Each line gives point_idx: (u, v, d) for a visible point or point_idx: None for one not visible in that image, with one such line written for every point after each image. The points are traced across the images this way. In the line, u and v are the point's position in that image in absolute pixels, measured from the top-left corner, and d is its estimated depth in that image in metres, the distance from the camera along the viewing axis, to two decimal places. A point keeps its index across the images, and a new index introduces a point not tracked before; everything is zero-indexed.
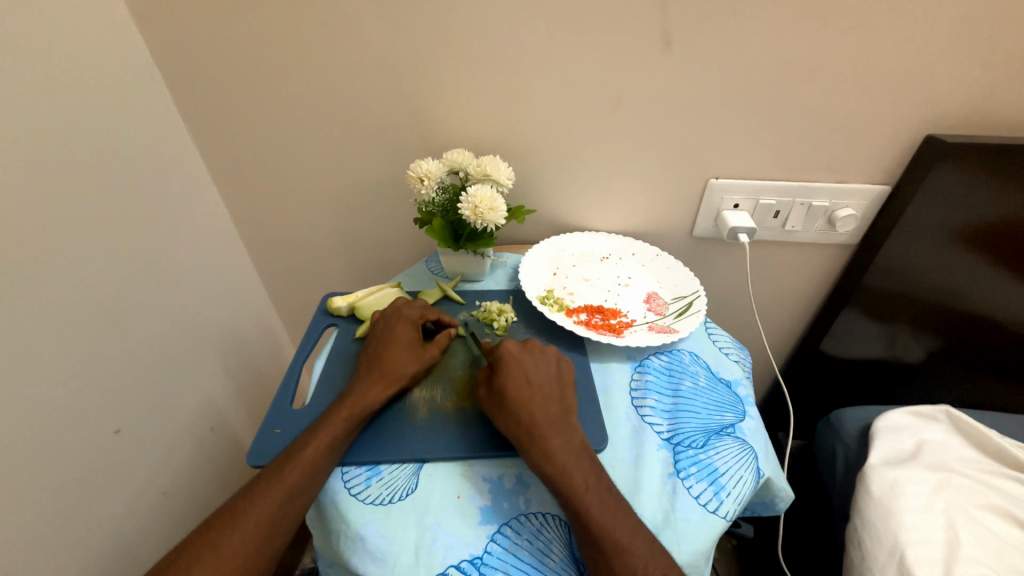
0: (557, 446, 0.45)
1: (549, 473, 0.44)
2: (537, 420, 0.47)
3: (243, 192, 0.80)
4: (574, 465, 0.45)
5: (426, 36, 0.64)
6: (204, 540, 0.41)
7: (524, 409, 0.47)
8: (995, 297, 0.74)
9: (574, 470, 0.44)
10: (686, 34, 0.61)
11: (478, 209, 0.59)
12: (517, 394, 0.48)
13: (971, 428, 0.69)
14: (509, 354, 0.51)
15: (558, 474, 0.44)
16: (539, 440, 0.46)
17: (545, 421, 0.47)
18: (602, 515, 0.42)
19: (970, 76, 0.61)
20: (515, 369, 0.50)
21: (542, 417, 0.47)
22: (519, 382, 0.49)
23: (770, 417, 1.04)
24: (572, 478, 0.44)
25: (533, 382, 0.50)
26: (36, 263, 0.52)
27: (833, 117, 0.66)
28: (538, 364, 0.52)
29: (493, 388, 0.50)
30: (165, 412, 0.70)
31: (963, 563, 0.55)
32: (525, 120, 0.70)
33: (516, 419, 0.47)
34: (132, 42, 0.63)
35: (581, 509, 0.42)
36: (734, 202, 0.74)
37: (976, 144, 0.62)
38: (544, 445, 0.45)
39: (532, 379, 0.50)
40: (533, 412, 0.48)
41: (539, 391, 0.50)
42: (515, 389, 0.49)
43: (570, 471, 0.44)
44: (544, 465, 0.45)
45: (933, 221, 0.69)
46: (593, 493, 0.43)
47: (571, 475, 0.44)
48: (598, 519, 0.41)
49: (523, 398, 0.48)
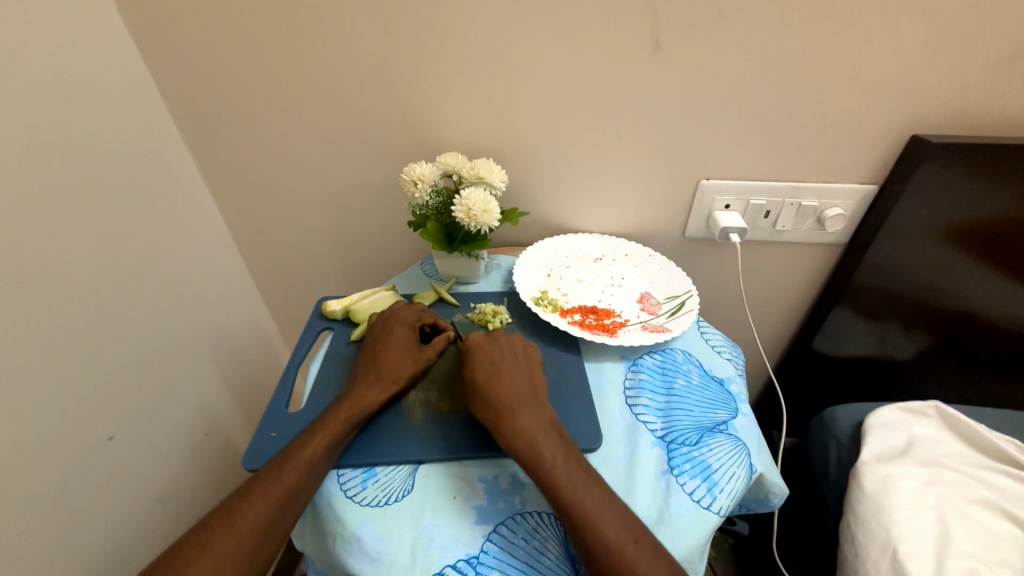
0: (525, 423, 0.46)
1: (518, 447, 0.45)
2: (506, 399, 0.48)
3: (237, 196, 0.80)
4: (543, 440, 0.46)
5: (419, 41, 0.64)
6: (201, 539, 0.41)
7: (492, 389, 0.49)
8: (982, 294, 0.75)
9: (543, 444, 0.45)
10: (675, 38, 0.62)
11: (472, 211, 0.60)
12: (486, 376, 0.50)
13: (959, 423, 0.70)
14: (474, 344, 0.54)
15: (526, 448, 0.45)
16: (507, 417, 0.47)
17: (514, 401, 0.48)
18: (571, 485, 0.42)
19: (953, 77, 0.62)
20: (483, 356, 0.52)
21: (511, 398, 0.48)
22: (486, 369, 0.51)
23: (764, 416, 1.05)
24: (540, 451, 0.45)
25: (502, 367, 0.51)
26: (29, 269, 0.52)
27: (821, 118, 0.67)
28: (506, 350, 0.54)
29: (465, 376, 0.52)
30: (159, 418, 0.70)
31: (953, 557, 0.55)
32: (518, 122, 0.70)
33: (485, 401, 0.49)
34: (125, 48, 0.64)
35: (550, 479, 0.43)
36: (725, 202, 0.75)
37: (959, 143, 0.63)
38: (513, 422, 0.46)
39: (502, 363, 0.52)
40: (503, 393, 0.49)
41: (508, 373, 0.51)
42: (482, 373, 0.50)
43: (537, 444, 0.45)
44: (512, 440, 0.46)
45: (919, 219, 0.70)
46: (563, 465, 0.44)
47: (539, 449, 0.45)
48: (567, 489, 0.42)
49: (490, 381, 0.50)
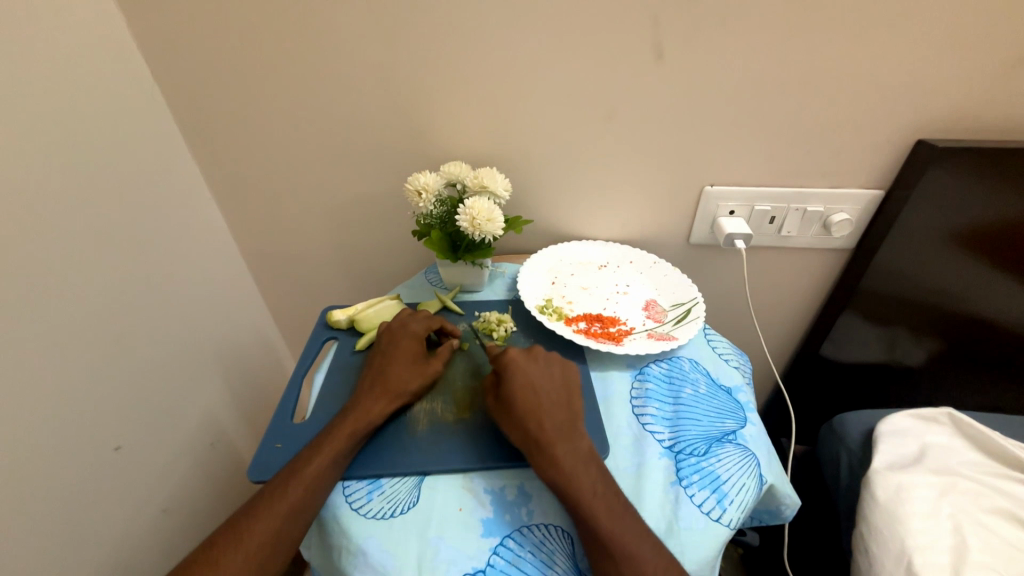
0: (564, 453, 0.45)
1: (556, 479, 0.44)
2: (543, 427, 0.47)
3: (242, 207, 0.80)
4: (581, 471, 0.45)
5: (421, 52, 0.65)
6: (207, 556, 0.41)
7: (529, 415, 0.48)
8: (992, 298, 0.74)
9: (582, 476, 0.44)
10: (676, 45, 0.62)
11: (476, 221, 0.60)
12: (523, 401, 0.49)
13: (972, 430, 0.69)
14: (515, 363, 0.52)
15: (566, 481, 0.44)
16: (545, 447, 0.46)
17: (552, 429, 0.47)
18: (610, 521, 0.42)
19: (957, 80, 0.62)
20: (520, 378, 0.50)
21: (549, 425, 0.47)
22: (524, 391, 0.49)
23: (772, 423, 1.03)
24: (579, 484, 0.44)
25: (540, 390, 0.50)
26: (35, 281, 0.52)
27: (825, 123, 0.67)
28: (544, 373, 0.52)
29: (500, 397, 0.50)
30: (165, 428, 0.70)
31: (970, 568, 0.54)
32: (521, 131, 0.70)
33: (524, 426, 0.47)
34: (131, 63, 0.64)
35: (587, 513, 0.42)
36: (729, 208, 0.75)
37: (966, 147, 0.62)
38: (552, 451, 0.45)
39: (539, 387, 0.50)
40: (542, 419, 0.48)
41: (545, 397, 0.50)
42: (520, 396, 0.49)
43: (576, 476, 0.44)
44: (550, 471, 0.44)
45: (927, 223, 0.69)
46: (602, 499, 0.43)
47: (578, 481, 0.44)
48: (606, 525, 0.41)
49: (528, 405, 0.48)
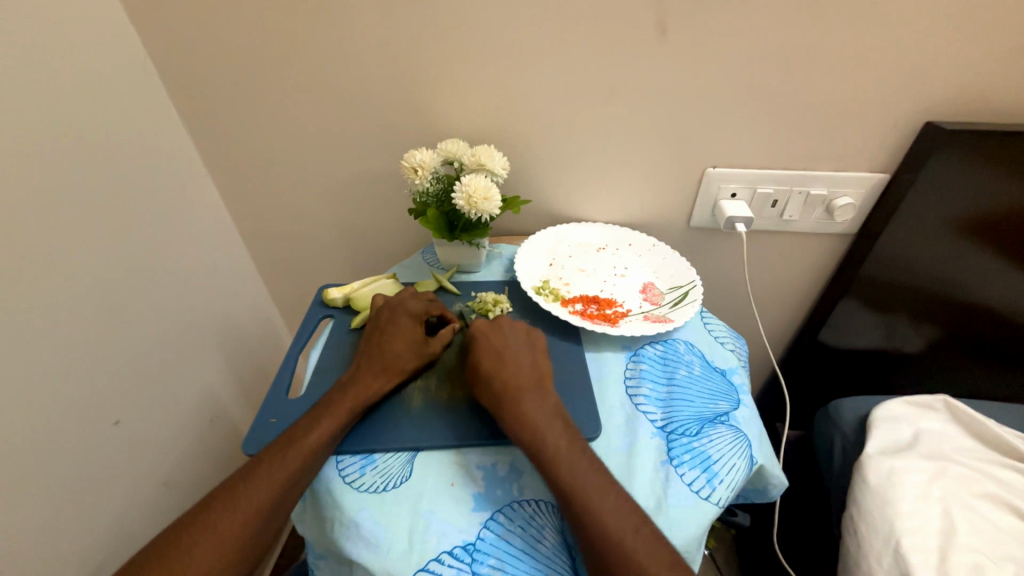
0: (528, 409, 0.47)
1: (521, 435, 0.45)
2: (511, 388, 0.48)
3: (239, 184, 0.79)
4: (547, 428, 0.45)
5: (421, 26, 0.63)
6: (204, 520, 0.42)
7: (498, 377, 0.49)
8: (994, 286, 0.73)
9: (547, 433, 0.45)
10: (682, 23, 0.60)
11: (472, 199, 0.59)
12: (491, 364, 0.50)
13: (967, 417, 0.69)
14: (480, 332, 0.54)
15: (530, 436, 0.45)
16: (508, 406, 0.47)
17: (517, 388, 0.48)
18: (572, 474, 0.42)
19: (969, 62, 0.60)
20: (488, 345, 0.52)
21: (514, 384, 0.49)
22: (491, 356, 0.51)
23: (767, 409, 1.04)
24: (543, 439, 0.44)
25: (505, 355, 0.51)
26: (32, 257, 0.52)
27: (831, 105, 0.65)
28: (509, 337, 0.54)
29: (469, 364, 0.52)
30: (164, 404, 0.71)
31: (958, 551, 0.55)
32: (521, 109, 0.69)
33: (489, 387, 0.49)
34: (126, 33, 0.63)
35: (551, 467, 0.43)
36: (731, 191, 0.74)
37: (975, 131, 0.61)
38: (515, 408, 0.47)
39: (508, 353, 0.52)
40: (506, 380, 0.49)
41: (514, 361, 0.51)
42: (488, 362, 0.51)
43: (541, 432, 0.45)
44: (516, 427, 0.46)
45: (931, 209, 0.68)
46: (566, 454, 0.43)
47: (541, 435, 0.45)
48: (568, 478, 0.42)
49: (495, 368, 0.50)
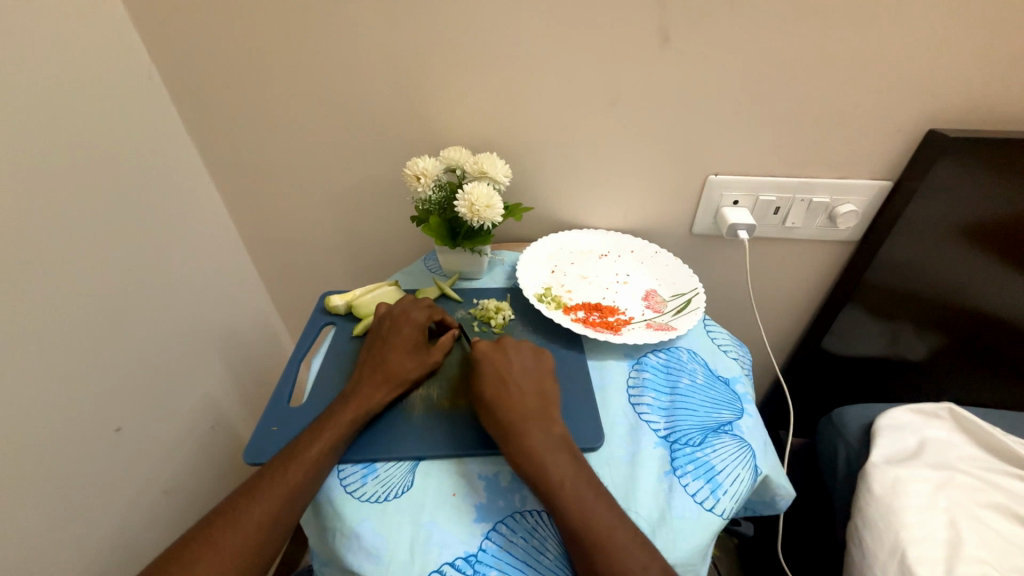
0: (534, 442, 0.46)
1: (526, 471, 0.44)
2: (515, 417, 0.47)
3: (242, 191, 0.80)
4: (552, 461, 0.45)
5: (423, 34, 0.64)
6: (206, 536, 0.41)
7: (500, 407, 0.48)
8: (998, 293, 0.73)
9: (553, 467, 0.44)
10: (683, 31, 0.61)
11: (474, 207, 0.59)
12: (493, 393, 0.49)
13: (972, 425, 0.68)
14: (482, 354, 0.53)
15: (537, 472, 0.44)
16: (514, 438, 0.46)
17: (522, 419, 0.47)
18: (581, 511, 0.42)
19: (971, 70, 0.60)
20: (491, 370, 0.51)
21: (520, 415, 0.48)
22: (495, 384, 0.50)
23: (771, 416, 1.03)
24: (549, 474, 0.44)
25: (510, 382, 0.50)
26: (34, 264, 0.52)
27: (833, 113, 0.65)
28: (513, 361, 0.53)
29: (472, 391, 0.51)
30: (166, 411, 0.71)
31: (964, 562, 0.54)
32: (523, 117, 0.70)
33: (494, 418, 0.48)
34: (130, 41, 0.64)
35: (559, 504, 0.42)
36: (733, 198, 0.74)
37: (978, 138, 0.61)
38: (521, 442, 0.46)
39: (511, 378, 0.51)
40: (512, 411, 0.48)
41: (516, 386, 0.50)
42: (491, 389, 0.50)
43: (547, 467, 0.44)
44: (521, 462, 0.45)
45: (934, 216, 0.68)
46: (574, 490, 0.43)
47: (549, 471, 0.44)
48: (576, 515, 0.41)
49: (498, 397, 0.49)
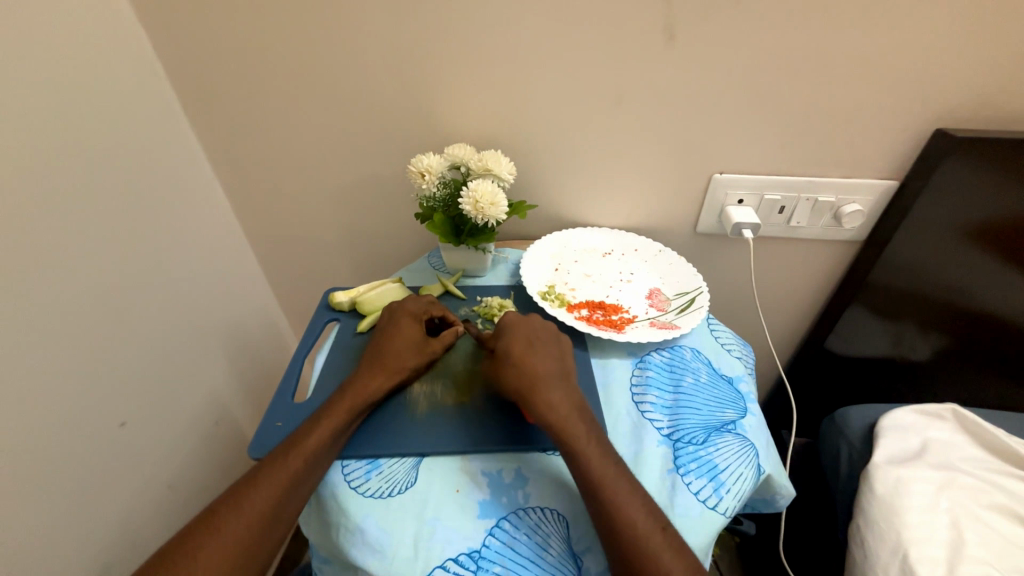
0: (558, 400, 0.47)
1: (550, 424, 0.45)
2: (540, 376, 0.48)
3: (246, 187, 0.80)
4: (574, 419, 0.46)
5: (428, 30, 0.63)
6: (207, 524, 0.41)
7: (526, 364, 0.49)
8: (1003, 294, 0.73)
9: (575, 424, 0.46)
10: (689, 29, 0.60)
11: (478, 204, 0.59)
12: (520, 351, 0.50)
13: (976, 426, 0.68)
14: (509, 319, 0.54)
15: (562, 425, 0.45)
16: (541, 394, 0.47)
17: (548, 378, 0.48)
18: (600, 468, 0.43)
19: (978, 70, 0.60)
20: (517, 331, 0.52)
21: (546, 374, 0.49)
22: (520, 344, 0.51)
23: (773, 415, 1.03)
24: (571, 430, 0.45)
25: (534, 344, 0.52)
26: (39, 260, 0.52)
27: (839, 112, 0.65)
28: (537, 327, 0.54)
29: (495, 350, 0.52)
30: (169, 406, 0.71)
31: (966, 563, 0.54)
32: (527, 114, 0.69)
33: (520, 375, 0.49)
34: (134, 36, 0.64)
35: (580, 458, 0.43)
36: (738, 197, 0.74)
37: (985, 138, 0.61)
38: (547, 398, 0.47)
39: (535, 341, 0.52)
40: (539, 369, 0.49)
41: (541, 348, 0.51)
42: (518, 346, 0.51)
43: (569, 423, 0.45)
44: (545, 415, 0.46)
45: (939, 217, 0.68)
46: (594, 446, 0.44)
47: (571, 428, 0.45)
48: (596, 471, 0.43)
49: (524, 355, 0.50)
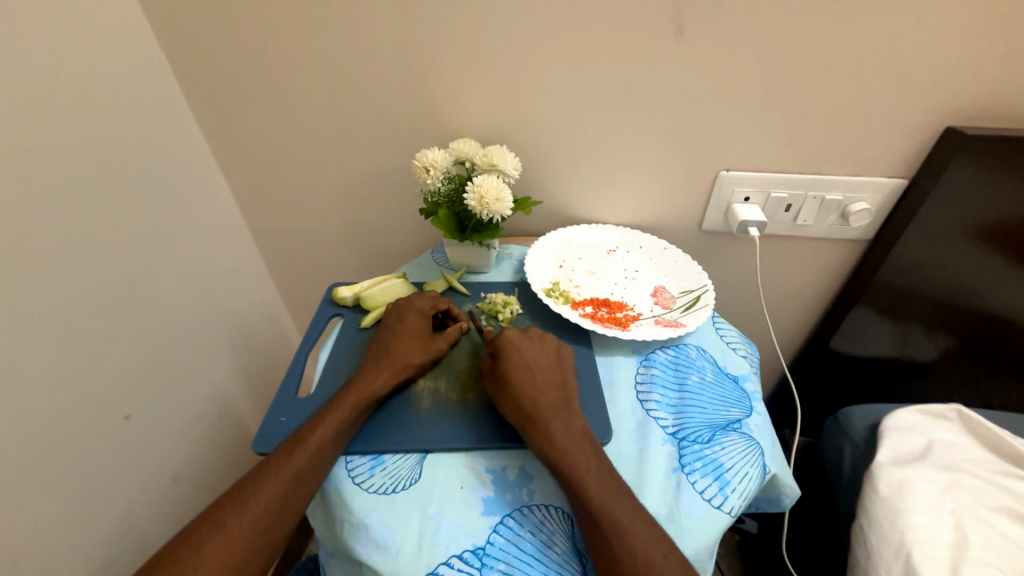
0: (558, 430, 0.46)
1: (550, 455, 0.45)
2: (541, 404, 0.48)
3: (250, 181, 0.79)
4: (575, 449, 0.45)
5: (434, 22, 0.63)
6: (213, 519, 0.41)
7: (525, 393, 0.48)
8: (1010, 296, 0.72)
9: (576, 455, 0.44)
10: (698, 26, 0.60)
11: (484, 200, 0.59)
12: (521, 379, 0.49)
13: (981, 427, 0.68)
14: (511, 344, 0.52)
15: (559, 457, 0.44)
16: (539, 425, 0.46)
17: (548, 407, 0.48)
18: (603, 496, 0.42)
19: (991, 68, 0.59)
20: (518, 358, 0.51)
21: (545, 402, 0.48)
22: (519, 369, 0.50)
23: (776, 414, 1.03)
24: (574, 459, 0.44)
25: (534, 369, 0.51)
26: (43, 253, 0.52)
27: (847, 110, 0.65)
28: (538, 352, 0.53)
29: (495, 374, 0.51)
30: (174, 400, 0.71)
31: (970, 564, 0.54)
32: (533, 110, 0.69)
33: (518, 404, 0.48)
34: (138, 25, 0.63)
35: (582, 487, 0.42)
36: (744, 194, 0.73)
37: (996, 137, 0.60)
38: (546, 429, 0.46)
39: (535, 367, 0.51)
40: (537, 396, 0.48)
41: (541, 375, 0.50)
42: (517, 374, 0.50)
43: (570, 454, 0.44)
44: (543, 446, 0.45)
45: (948, 216, 0.67)
46: (596, 477, 0.43)
47: (570, 458, 0.44)
48: (598, 500, 0.42)
49: (525, 383, 0.49)
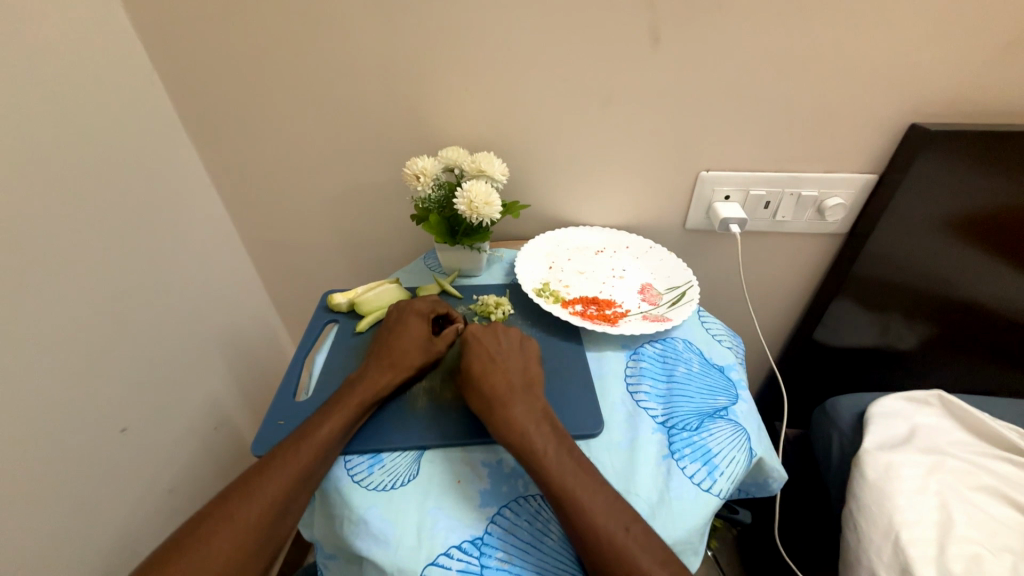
0: (518, 414, 0.48)
1: (510, 437, 0.46)
2: (503, 385, 0.50)
3: (242, 194, 0.81)
4: (535, 429, 0.47)
5: (420, 35, 0.65)
6: (222, 511, 0.42)
7: (486, 378, 0.50)
8: (981, 282, 0.75)
9: (535, 432, 0.46)
10: (672, 34, 0.63)
11: (473, 204, 0.61)
12: (485, 367, 0.52)
13: (962, 412, 0.70)
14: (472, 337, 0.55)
15: (519, 437, 0.46)
16: (501, 405, 0.48)
17: (507, 391, 0.49)
18: (565, 476, 0.43)
19: (948, 67, 0.63)
20: (480, 348, 0.54)
21: (504, 386, 0.50)
22: (483, 357, 0.53)
23: (766, 407, 1.05)
24: (536, 440, 0.46)
25: (496, 357, 0.53)
26: (39, 268, 0.53)
27: (817, 111, 0.68)
28: (512, 353, 0.54)
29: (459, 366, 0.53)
30: (171, 412, 0.72)
31: (955, 542, 0.56)
32: (519, 117, 0.71)
33: (479, 388, 0.50)
34: (129, 45, 0.65)
35: (545, 467, 0.44)
36: (725, 193, 0.76)
37: (958, 131, 0.63)
38: (507, 414, 0.48)
39: (498, 356, 0.53)
40: (497, 380, 0.50)
41: (505, 364, 0.53)
42: (479, 363, 0.52)
43: (530, 431, 0.46)
44: (505, 428, 0.47)
45: (919, 208, 0.70)
46: (556, 456, 0.45)
47: (532, 437, 0.46)
48: (561, 480, 0.43)
49: (485, 366, 0.52)
